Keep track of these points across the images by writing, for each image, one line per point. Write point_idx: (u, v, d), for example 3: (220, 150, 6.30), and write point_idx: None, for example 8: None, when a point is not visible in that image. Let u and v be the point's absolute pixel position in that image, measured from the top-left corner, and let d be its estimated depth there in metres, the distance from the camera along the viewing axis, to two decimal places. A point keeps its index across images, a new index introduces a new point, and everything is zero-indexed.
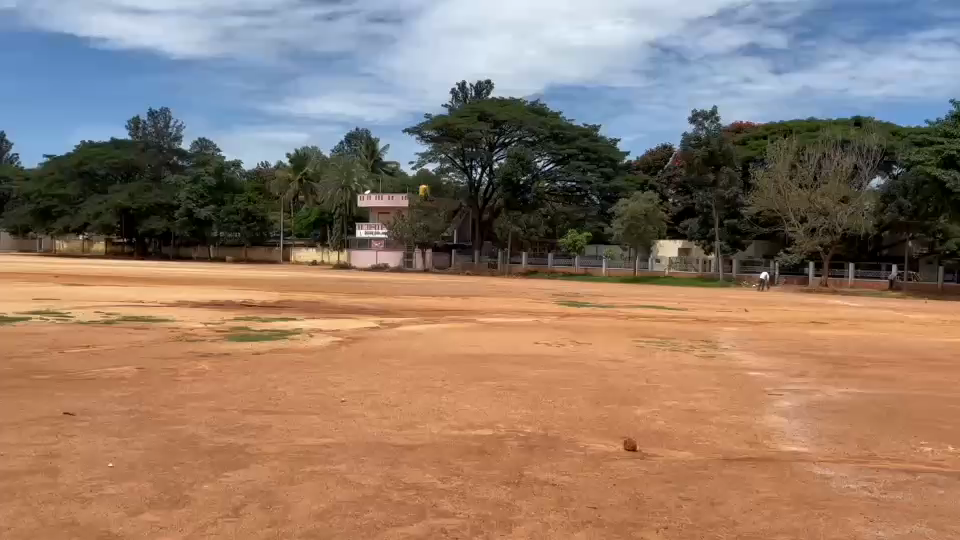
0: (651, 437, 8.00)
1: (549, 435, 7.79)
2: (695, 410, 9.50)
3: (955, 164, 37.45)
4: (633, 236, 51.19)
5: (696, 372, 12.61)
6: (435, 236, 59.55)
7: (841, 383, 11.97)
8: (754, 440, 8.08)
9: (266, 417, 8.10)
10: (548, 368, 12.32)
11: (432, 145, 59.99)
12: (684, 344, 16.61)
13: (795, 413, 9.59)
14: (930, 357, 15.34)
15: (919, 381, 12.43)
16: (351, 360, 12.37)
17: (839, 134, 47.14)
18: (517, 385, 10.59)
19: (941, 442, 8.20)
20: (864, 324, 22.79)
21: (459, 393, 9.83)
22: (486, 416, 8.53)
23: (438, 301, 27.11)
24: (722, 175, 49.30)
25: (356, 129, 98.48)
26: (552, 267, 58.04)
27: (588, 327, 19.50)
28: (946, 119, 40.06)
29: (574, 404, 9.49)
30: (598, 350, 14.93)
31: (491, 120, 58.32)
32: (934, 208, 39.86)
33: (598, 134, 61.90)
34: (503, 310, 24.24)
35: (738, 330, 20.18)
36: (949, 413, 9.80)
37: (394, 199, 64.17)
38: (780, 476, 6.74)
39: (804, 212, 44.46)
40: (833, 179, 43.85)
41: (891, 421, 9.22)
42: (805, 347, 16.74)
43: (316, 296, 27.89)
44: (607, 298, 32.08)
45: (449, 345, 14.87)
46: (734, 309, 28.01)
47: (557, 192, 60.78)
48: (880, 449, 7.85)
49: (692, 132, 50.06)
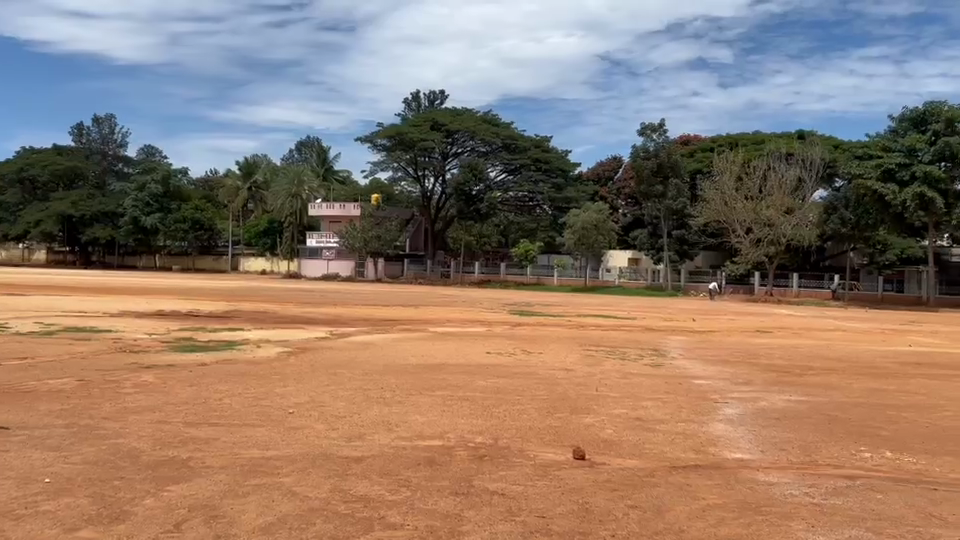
0: (599, 445, 8.09)
1: (498, 445, 7.79)
2: (643, 418, 9.60)
3: (895, 177, 38.81)
4: (584, 245, 51.73)
5: (644, 381, 12.77)
6: (387, 245, 59.18)
7: (784, 391, 12.21)
8: (700, 447, 8.20)
9: (211, 429, 7.95)
10: (498, 377, 12.34)
11: (384, 154, 59.75)
12: (633, 353, 16.76)
13: (740, 420, 9.75)
14: (871, 365, 15.73)
15: (859, 388, 12.75)
16: (299, 370, 12.24)
17: (783, 147, 48.74)
18: (467, 395, 10.60)
19: (880, 448, 8.41)
20: (806, 333, 23.29)
21: (409, 403, 9.76)
22: (437, 426, 8.50)
23: (389, 311, 27.01)
24: (670, 187, 49.86)
25: (308, 138, 98.52)
26: (504, 276, 58.03)
27: (539, 336, 19.63)
28: (884, 134, 41.41)
29: (523, 413, 9.53)
30: (548, 359, 14.98)
31: (443, 130, 58.50)
32: (874, 221, 41.01)
33: (550, 145, 62.16)
34: (453, 319, 24.27)
35: (686, 339, 20.43)
36: (887, 418, 10.10)
37: (346, 208, 63.89)
38: (726, 482, 6.85)
39: (749, 223, 45.32)
40: (778, 191, 44.89)
41: (830, 427, 9.45)
42: (749, 354, 17.07)
43: (264, 305, 27.58)
44: (558, 307, 32.30)
45: (399, 355, 14.74)
46: (681, 318, 28.53)
47: (510, 201, 61.03)
48: (821, 455, 8.05)
49: (640, 144, 50.82)
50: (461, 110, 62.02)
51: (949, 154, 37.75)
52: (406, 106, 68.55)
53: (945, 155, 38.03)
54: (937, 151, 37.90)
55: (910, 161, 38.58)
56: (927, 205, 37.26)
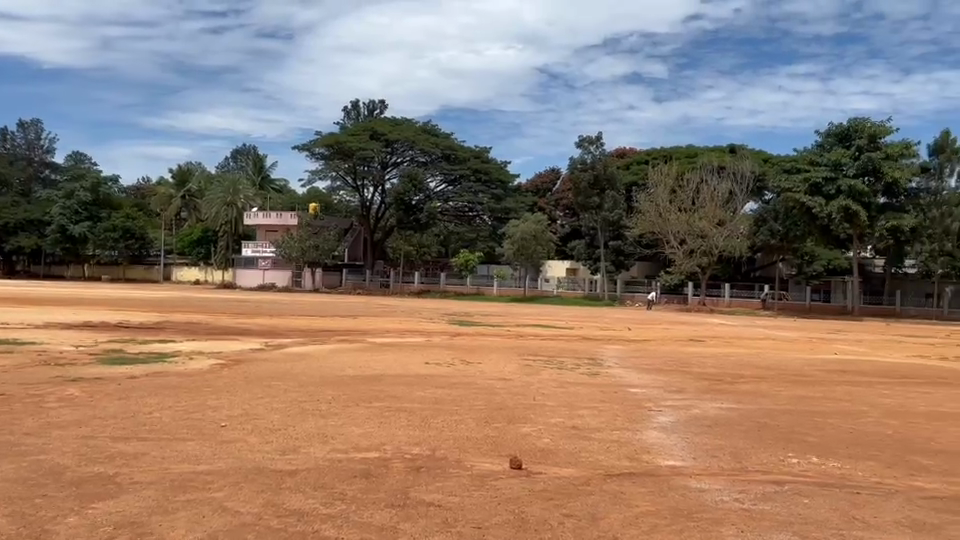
0: (535, 454, 8.15)
1: (436, 456, 7.77)
2: (579, 427, 9.70)
3: (821, 191, 40.13)
4: (522, 255, 52.10)
5: (581, 390, 12.92)
6: (325, 255, 58.31)
7: (716, 399, 12.46)
8: (634, 454, 8.33)
9: (140, 444, 7.76)
10: (436, 388, 12.29)
11: (322, 163, 59.20)
12: (570, 362, 16.91)
13: (674, 428, 9.93)
14: (798, 373, 16.21)
15: (787, 395, 13.10)
16: (233, 382, 12.01)
17: (715, 161, 49.99)
18: (404, 406, 10.55)
19: (807, 454, 8.66)
20: (737, 342, 23.86)
21: (344, 415, 9.68)
22: (373, 438, 8.44)
23: (327, 321, 26.73)
24: (606, 198, 50.69)
25: (243, 146, 97.32)
26: (444, 286, 57.51)
27: (479, 346, 19.67)
28: (810, 148, 42.81)
29: (461, 423, 9.52)
30: (487, 370, 14.98)
31: (382, 139, 58.17)
32: (801, 232, 42.29)
33: (489, 156, 62.56)
34: (391, 330, 24.10)
35: (621, 349, 20.75)
36: (814, 425, 10.41)
37: (283, 217, 62.98)
38: (659, 489, 6.96)
39: (683, 234, 46.19)
40: (710, 203, 45.97)
41: (760, 434, 9.68)
42: (682, 364, 17.38)
43: (197, 316, 26.96)
44: (497, 317, 32.38)
45: (335, 367, 14.59)
46: (617, 327, 28.91)
47: (449, 212, 61.29)
48: (750, 461, 8.25)
49: (578, 156, 51.58)
50: (400, 119, 61.87)
51: (871, 168, 39.56)
52: (345, 114, 68.24)
53: (868, 169, 39.67)
54: (861, 165, 39.55)
55: (836, 175, 39.99)
56: (851, 217, 38.77)
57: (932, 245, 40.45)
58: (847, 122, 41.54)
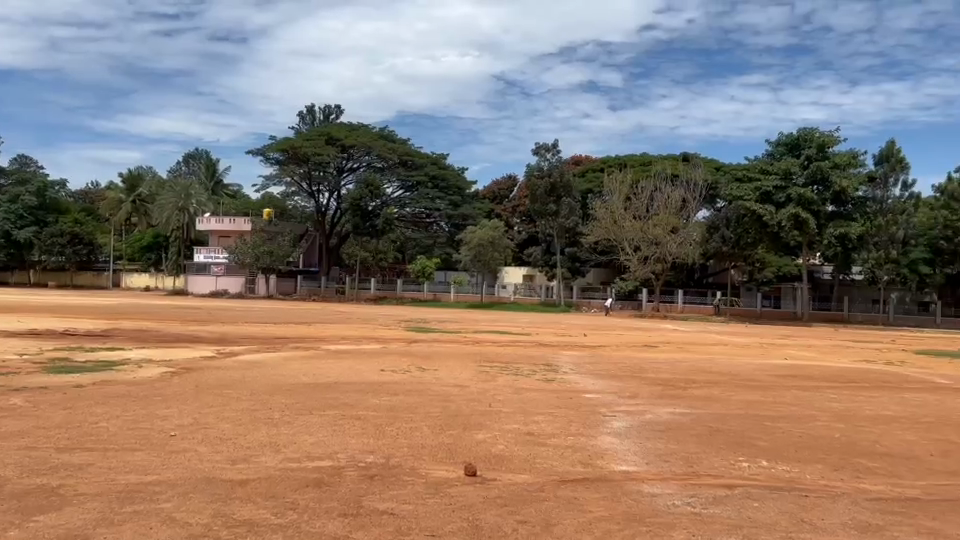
0: (491, 460, 8.15)
1: (391, 464, 7.72)
2: (534, 433, 9.73)
3: (771, 200, 41.17)
4: (479, 262, 52.22)
5: (537, 396, 12.94)
6: (279, 261, 57.62)
7: (669, 404, 12.59)
8: (588, 460, 8.38)
9: (86, 454, 7.58)
10: (391, 395, 12.22)
11: (277, 168, 58.63)
12: (526, 369, 16.95)
13: (627, 433, 10.02)
14: (749, 378, 16.47)
15: (738, 400, 13.31)
16: (183, 391, 11.78)
17: (669, 169, 50.70)
18: (359, 413, 10.48)
19: (757, 458, 8.80)
20: (690, 347, 24.16)
21: (298, 424, 9.57)
22: (326, 446, 8.36)
23: (281, 328, 26.40)
24: (563, 205, 50.87)
25: (195, 150, 95.99)
26: (401, 293, 57.11)
27: (435, 353, 19.61)
28: (762, 157, 43.65)
29: (416, 431, 9.49)
30: (442, 376, 14.95)
31: (338, 145, 57.81)
32: (752, 239, 43.13)
33: (446, 162, 62.66)
34: (347, 337, 23.91)
35: (577, 355, 20.87)
36: (764, 430, 10.59)
37: (237, 222, 62.09)
38: (613, 495, 7.02)
39: (637, 241, 46.75)
40: (664, 211, 46.66)
41: (712, 439, 9.81)
42: (637, 369, 17.54)
43: (148, 323, 26.41)
44: (454, 324, 32.34)
45: (288, 374, 14.41)
46: (572, 333, 29.10)
47: (406, 218, 61.46)
48: (702, 466, 8.35)
49: (535, 164, 52.02)
50: (356, 125, 61.61)
51: (820, 177, 40.53)
52: (300, 119, 67.68)
53: (817, 178, 40.64)
54: (810, 174, 40.52)
55: (786, 184, 40.98)
56: (801, 225, 39.76)
57: (878, 253, 41.66)
58: (796, 132, 42.46)
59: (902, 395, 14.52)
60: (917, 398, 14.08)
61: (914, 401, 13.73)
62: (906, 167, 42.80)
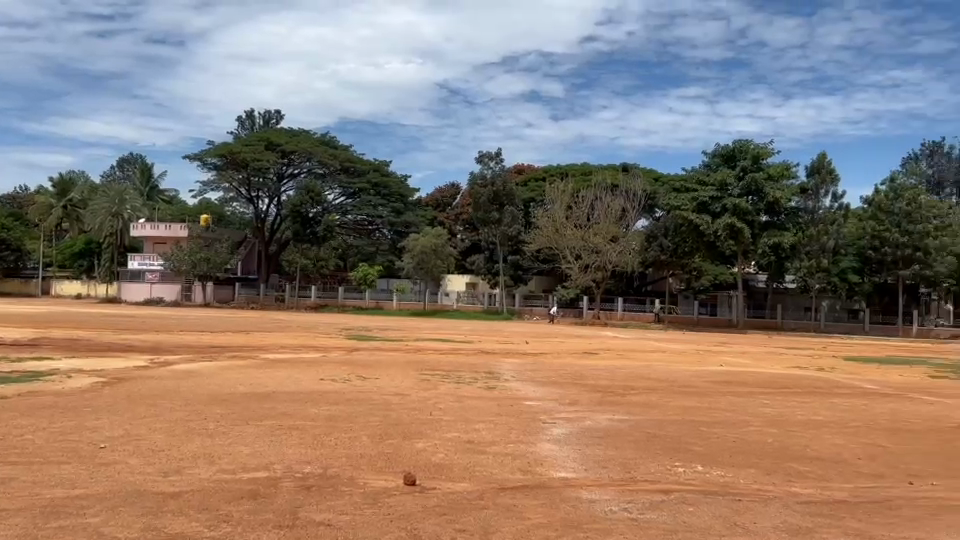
0: (430, 469, 8.11)
1: (328, 474, 7.64)
2: (474, 441, 9.74)
3: (707, 210, 42.08)
4: (422, 269, 52.09)
5: (478, 404, 12.96)
6: (216, 268, 56.60)
7: (607, 411, 12.74)
8: (528, 467, 8.43)
9: (9, 468, 7.32)
10: (330, 404, 12.09)
11: (215, 173, 57.65)
12: (468, 377, 16.97)
13: (567, 440, 10.10)
14: (685, 384, 16.77)
15: (674, 406, 13.54)
16: (113, 402, 11.47)
17: (609, 179, 51.26)
18: (297, 423, 10.33)
19: (692, 463, 8.97)
20: (629, 354, 24.54)
21: (233, 434, 9.41)
22: (263, 457, 8.23)
23: (218, 337, 25.94)
24: (506, 213, 51.24)
25: (130, 154, 93.89)
26: (343, 300, 56.46)
27: (376, 361, 19.50)
28: (699, 168, 44.54)
29: (355, 440, 9.41)
30: (383, 385, 14.85)
31: (278, 150, 57.33)
32: (690, 249, 44.00)
33: (388, 169, 62.40)
34: (286, 346, 23.60)
35: (518, 362, 20.99)
36: (699, 435, 10.79)
37: (173, 229, 60.82)
38: (551, 501, 7.07)
39: (578, 250, 47.27)
40: (604, 220, 47.26)
41: (649, 444, 9.96)
42: (577, 376, 17.70)
43: (77, 332, 25.63)
44: (396, 332, 32.22)
45: (224, 384, 14.14)
46: (514, 341, 29.28)
47: (348, 224, 60.91)
48: (640, 471, 8.47)
49: (479, 172, 52.22)
50: (297, 131, 61.06)
51: (754, 189, 41.60)
52: (239, 124, 66.72)
53: (752, 190, 41.68)
54: (745, 186, 41.52)
55: (722, 195, 41.93)
56: (736, 235, 40.80)
57: (810, 262, 42.84)
58: (732, 143, 43.44)
59: (832, 400, 14.96)
60: (846, 403, 14.52)
61: (842, 406, 14.16)
62: (835, 179, 44.24)
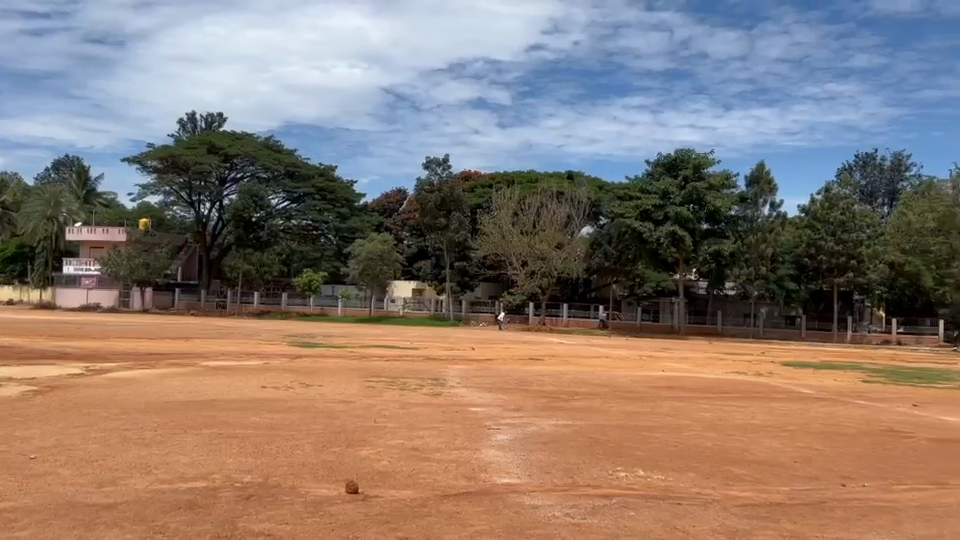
0: (372, 477, 8.06)
1: (268, 483, 7.53)
2: (419, 448, 9.70)
3: (650, 218, 42.81)
4: (368, 276, 51.78)
5: (423, 410, 12.92)
6: (155, 274, 55.43)
7: (551, 416, 12.82)
8: (472, 473, 8.43)
9: None
10: (272, 412, 11.93)
11: (155, 176, 56.46)
12: (413, 383, 16.91)
13: (511, 446, 10.14)
14: (628, 389, 16.98)
15: (616, 411, 13.70)
16: (45, 411, 11.12)
17: (555, 187, 51.53)
18: (237, 432, 10.16)
19: (633, 468, 9.08)
20: (573, 360, 24.75)
21: (171, 443, 9.21)
22: (201, 467, 8.07)
23: (156, 344, 25.34)
24: (453, 219, 51.27)
25: (65, 156, 91.31)
26: (286, 307, 55.64)
27: (319, 368, 19.29)
28: (642, 177, 45.22)
29: (297, 449, 9.29)
30: (327, 392, 14.69)
31: (221, 154, 56.52)
32: (633, 255, 44.64)
33: (333, 174, 61.97)
34: (227, 353, 23.18)
35: (463, 368, 20.99)
36: (641, 439, 10.93)
37: (110, 233, 59.36)
38: (493, 508, 7.09)
39: (524, 256, 47.50)
40: (550, 227, 47.61)
41: (591, 449, 10.06)
42: (521, 382, 17.77)
43: (6, 339, 24.73)
44: (340, 338, 31.91)
45: (163, 392, 13.82)
46: (460, 347, 29.28)
47: (292, 230, 59.58)
48: (582, 476, 8.55)
49: (426, 178, 52.27)
50: (241, 134, 60.27)
51: (695, 197, 42.48)
52: (180, 127, 65.35)
53: (692, 198, 42.54)
54: (687, 195, 42.35)
55: (664, 203, 42.68)
56: (678, 242, 41.76)
57: (749, 270, 43.56)
58: (674, 153, 44.21)
59: (769, 404, 15.32)
60: (783, 407, 14.88)
61: (779, 410, 14.52)
62: (773, 189, 45.45)
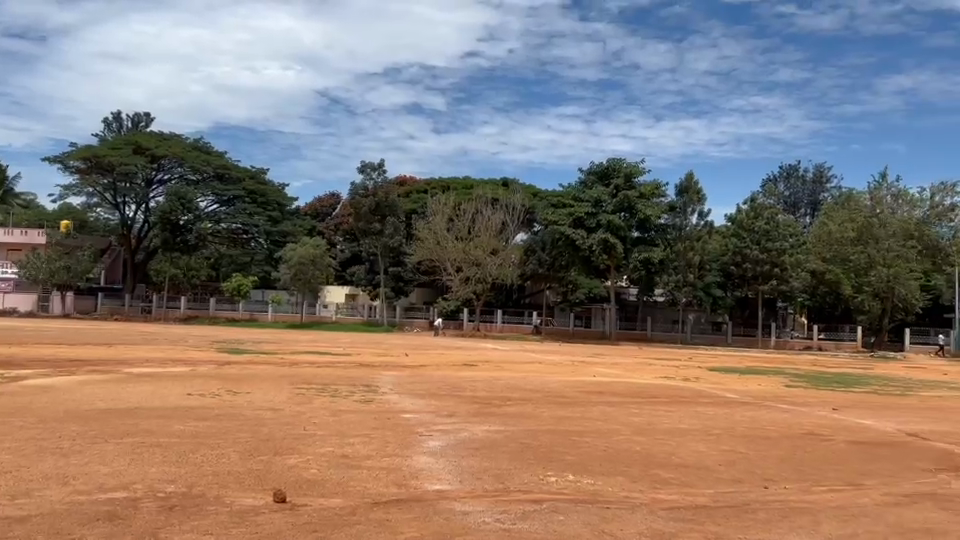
0: (301, 486, 7.94)
1: (193, 493, 7.34)
2: (349, 455, 9.61)
3: (583, 225, 43.42)
4: (300, 281, 51.11)
5: (353, 417, 12.79)
6: (77, 278, 53.68)
7: (483, 422, 12.87)
8: (402, 481, 8.38)
9: None
10: (198, 420, 11.64)
11: (77, 176, 54.65)
12: (345, 390, 16.71)
13: (443, 452, 10.13)
14: (559, 394, 17.14)
15: (548, 416, 13.82)
16: None
17: (490, 194, 51.60)
18: (160, 441, 9.88)
19: (563, 473, 9.18)
20: (506, 365, 24.85)
21: (92, 453, 8.92)
22: (122, 477, 7.83)
23: (77, 350, 24.48)
24: (387, 225, 51.13)
25: None
26: (214, 313, 54.75)
27: (248, 375, 18.91)
28: (575, 185, 45.79)
29: (222, 458, 9.08)
30: (256, 400, 14.37)
31: (148, 154, 55.05)
32: (566, 261, 45.21)
33: (265, 178, 61.05)
34: (152, 359, 22.54)
35: (396, 374, 20.84)
36: (571, 444, 11.06)
37: (29, 234, 57.37)
38: (424, 514, 7.06)
39: (459, 262, 47.63)
40: (484, 233, 47.90)
41: (523, 455, 10.12)
42: (454, 388, 17.75)
43: None
44: (270, 345, 31.33)
45: (83, 400, 13.38)
46: (394, 353, 29.13)
47: (222, 233, 58.51)
48: (513, 482, 8.59)
49: (360, 182, 51.72)
50: (169, 135, 58.92)
51: (627, 205, 43.23)
52: (105, 126, 63.48)
53: (624, 206, 43.28)
54: (618, 203, 43.03)
55: (597, 211, 43.27)
56: (609, 249, 42.49)
57: (678, 277, 44.72)
58: (606, 162, 44.87)
59: (696, 409, 15.66)
60: (709, 411, 15.24)
61: (706, 414, 14.86)
62: (702, 199, 46.58)
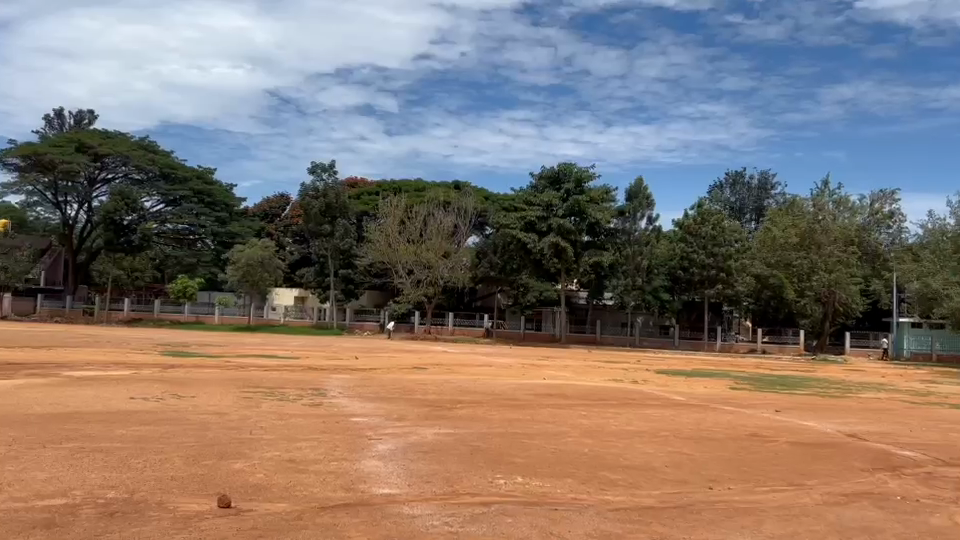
0: (246, 490, 7.84)
1: (134, 499, 7.18)
2: (296, 459, 9.50)
3: (534, 229, 43.65)
4: (248, 282, 50.29)
5: (301, 421, 12.64)
6: (14, 278, 52.19)
7: (433, 425, 12.82)
8: (350, 485, 8.32)
9: None
10: (140, 425, 11.37)
11: (16, 175, 53.16)
12: (292, 394, 16.50)
13: (391, 455, 10.08)
14: (509, 397, 17.16)
15: (498, 419, 13.82)
16: None
17: (442, 197, 51.51)
18: (101, 446, 9.65)
19: (513, 475, 9.20)
20: (457, 368, 24.80)
21: (29, 458, 8.67)
22: (61, 483, 7.63)
23: (15, 353, 23.73)
24: (337, 226, 50.96)
25: None
26: (159, 314, 53.70)
27: (193, 379, 18.53)
28: (527, 188, 45.98)
29: (166, 463, 8.89)
30: (201, 404, 14.09)
31: (91, 153, 53.72)
32: (517, 265, 45.54)
33: (213, 178, 59.93)
34: (94, 362, 21.95)
35: (345, 377, 20.65)
36: (520, 446, 11.10)
37: None
38: (371, 519, 7.01)
39: (411, 265, 47.49)
40: (435, 236, 47.81)
41: (472, 457, 10.12)
42: (404, 391, 17.65)
43: None
44: (217, 348, 30.80)
45: (20, 404, 12.98)
46: (343, 356, 28.87)
47: (167, 233, 57.79)
48: (462, 484, 8.59)
49: (310, 184, 51.47)
50: (113, 133, 57.67)
51: (577, 210, 43.46)
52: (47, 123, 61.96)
53: (575, 211, 43.52)
54: (569, 207, 43.26)
55: (548, 215, 43.50)
56: (560, 254, 42.85)
57: (627, 281, 45.56)
58: (557, 166, 45.10)
59: (643, 411, 15.83)
60: (656, 413, 15.41)
61: (653, 416, 15.04)
62: (650, 204, 47.17)
